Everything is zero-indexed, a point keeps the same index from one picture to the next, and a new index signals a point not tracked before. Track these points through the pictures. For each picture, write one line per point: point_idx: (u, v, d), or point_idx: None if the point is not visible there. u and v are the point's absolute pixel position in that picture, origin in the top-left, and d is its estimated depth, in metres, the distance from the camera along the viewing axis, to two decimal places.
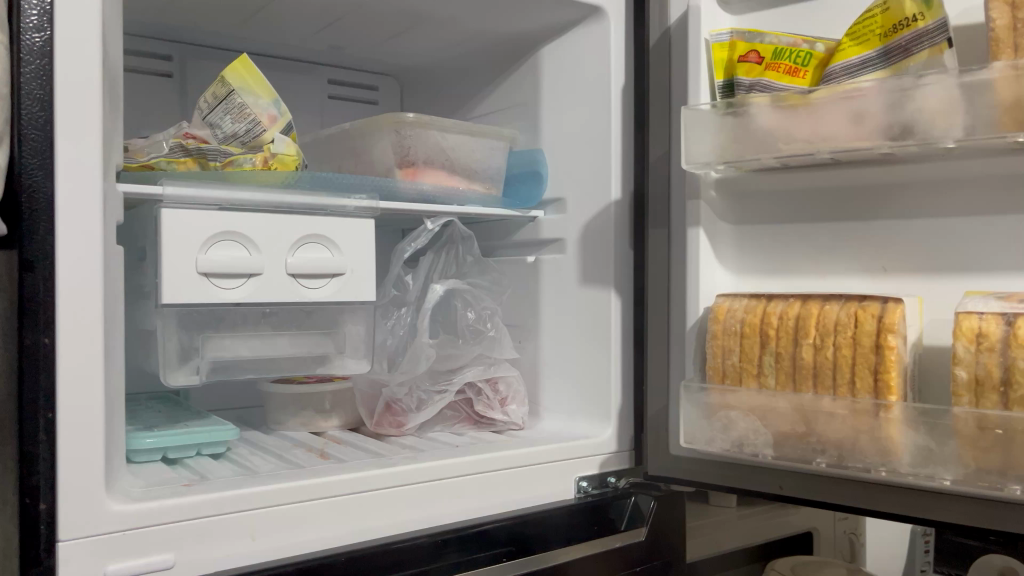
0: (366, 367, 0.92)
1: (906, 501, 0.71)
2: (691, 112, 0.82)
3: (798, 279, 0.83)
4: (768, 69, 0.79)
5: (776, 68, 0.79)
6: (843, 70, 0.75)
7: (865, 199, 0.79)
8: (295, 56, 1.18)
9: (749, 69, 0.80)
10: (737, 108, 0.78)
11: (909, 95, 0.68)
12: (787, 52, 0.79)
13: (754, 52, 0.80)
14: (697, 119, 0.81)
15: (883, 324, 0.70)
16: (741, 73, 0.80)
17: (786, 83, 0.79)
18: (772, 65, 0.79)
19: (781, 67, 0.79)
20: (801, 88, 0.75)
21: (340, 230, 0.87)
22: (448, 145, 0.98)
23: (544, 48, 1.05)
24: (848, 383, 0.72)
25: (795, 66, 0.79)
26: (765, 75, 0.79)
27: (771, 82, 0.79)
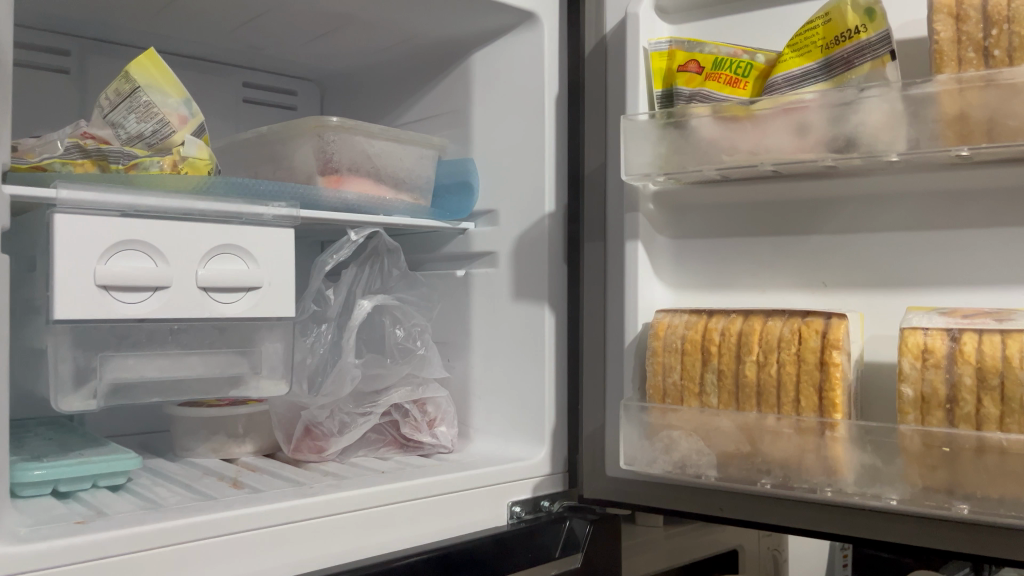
0: (285, 388, 0.85)
1: (850, 521, 0.70)
2: (630, 122, 0.79)
3: (738, 295, 0.81)
4: (710, 80, 0.77)
5: (716, 79, 0.77)
6: (786, 81, 0.73)
7: (805, 213, 0.78)
8: (209, 57, 1.10)
9: (689, 79, 0.78)
10: (678, 119, 0.76)
11: (852, 107, 0.67)
12: (728, 63, 0.77)
13: (695, 61, 0.78)
14: (636, 130, 0.79)
15: (828, 340, 0.69)
16: (682, 83, 0.78)
17: (727, 94, 0.77)
18: (713, 76, 0.77)
19: (721, 78, 0.77)
20: (743, 100, 0.73)
21: (257, 241, 0.81)
22: (374, 152, 0.93)
23: (473, 54, 1.01)
24: (792, 401, 0.70)
25: (737, 77, 0.77)
26: (707, 86, 0.77)
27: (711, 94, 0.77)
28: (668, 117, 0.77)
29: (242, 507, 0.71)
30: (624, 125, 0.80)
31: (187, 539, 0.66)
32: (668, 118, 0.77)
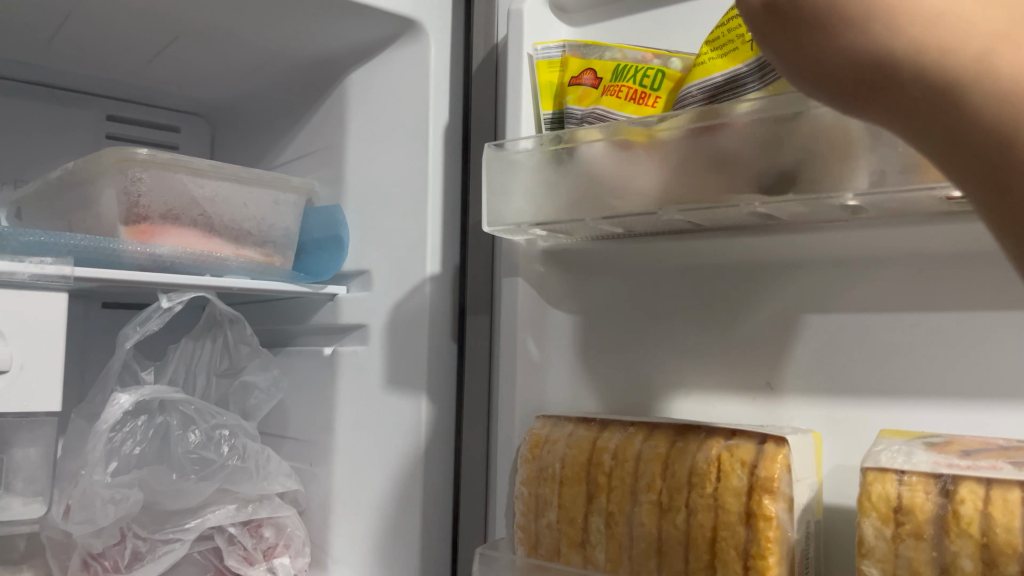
0: (39, 510, 0.63)
1: None
2: (501, 153, 0.56)
3: (651, 396, 0.58)
4: (606, 93, 0.55)
5: (614, 91, 0.54)
6: (703, 91, 0.50)
7: (738, 283, 0.55)
8: (57, 84, 0.93)
9: (581, 95, 0.56)
10: (562, 147, 0.53)
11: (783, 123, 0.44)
12: (631, 70, 0.55)
13: (592, 71, 0.57)
14: (510, 165, 0.56)
15: (757, 480, 0.45)
16: (573, 100, 0.57)
17: (628, 113, 0.54)
18: (611, 88, 0.55)
19: (622, 90, 0.54)
20: (642, 119, 0.49)
21: (1, 307, 0.60)
22: (204, 195, 0.73)
23: (350, 78, 0.81)
24: (706, 570, 0.46)
25: (646, 91, 0.54)
26: (603, 102, 0.55)
27: (607, 111, 0.54)
28: (554, 146, 0.53)
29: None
30: (494, 156, 0.57)
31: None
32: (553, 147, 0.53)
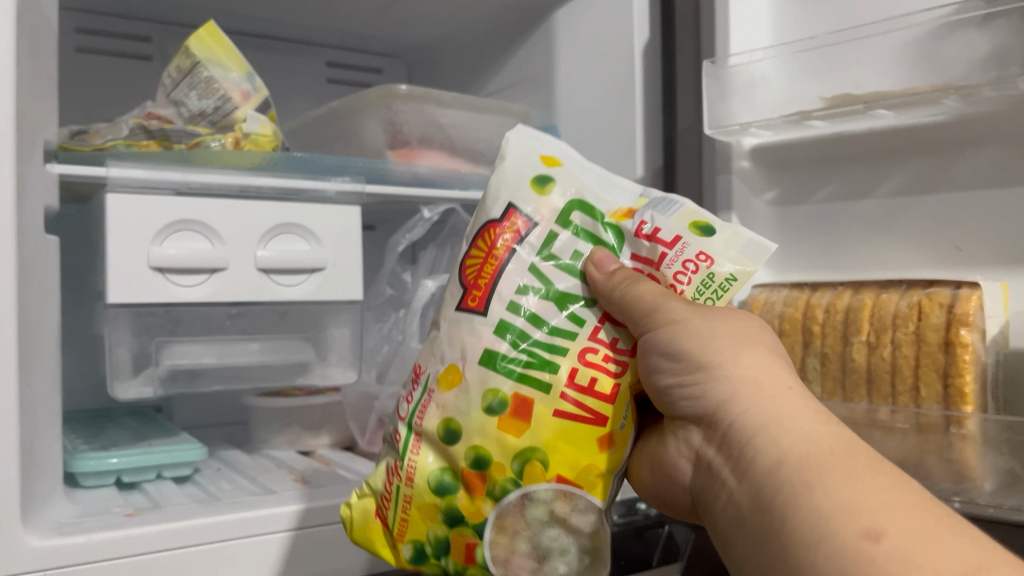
0: (353, 377, 0.81)
1: None
2: (517, 208, 0.50)
3: (853, 263, 0.69)
4: (488, 270, 0.50)
5: (478, 284, 0.50)
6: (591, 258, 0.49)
7: (928, 168, 0.64)
8: (292, 38, 1.08)
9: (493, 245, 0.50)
10: (575, 270, 0.50)
11: (947, 32, 0.58)
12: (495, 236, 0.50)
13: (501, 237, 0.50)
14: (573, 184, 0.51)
15: (954, 315, 0.57)
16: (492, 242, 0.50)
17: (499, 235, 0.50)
18: (460, 278, 0.51)
19: (490, 236, 0.50)
20: (831, 34, 0.64)
21: (319, 219, 0.77)
22: (447, 122, 0.86)
23: (555, 14, 0.93)
24: (911, 391, 0.59)
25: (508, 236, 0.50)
26: (491, 282, 0.49)
27: (497, 283, 0.49)
28: (609, 229, 0.51)
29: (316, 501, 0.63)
30: (534, 156, 0.52)
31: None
32: (590, 237, 0.51)
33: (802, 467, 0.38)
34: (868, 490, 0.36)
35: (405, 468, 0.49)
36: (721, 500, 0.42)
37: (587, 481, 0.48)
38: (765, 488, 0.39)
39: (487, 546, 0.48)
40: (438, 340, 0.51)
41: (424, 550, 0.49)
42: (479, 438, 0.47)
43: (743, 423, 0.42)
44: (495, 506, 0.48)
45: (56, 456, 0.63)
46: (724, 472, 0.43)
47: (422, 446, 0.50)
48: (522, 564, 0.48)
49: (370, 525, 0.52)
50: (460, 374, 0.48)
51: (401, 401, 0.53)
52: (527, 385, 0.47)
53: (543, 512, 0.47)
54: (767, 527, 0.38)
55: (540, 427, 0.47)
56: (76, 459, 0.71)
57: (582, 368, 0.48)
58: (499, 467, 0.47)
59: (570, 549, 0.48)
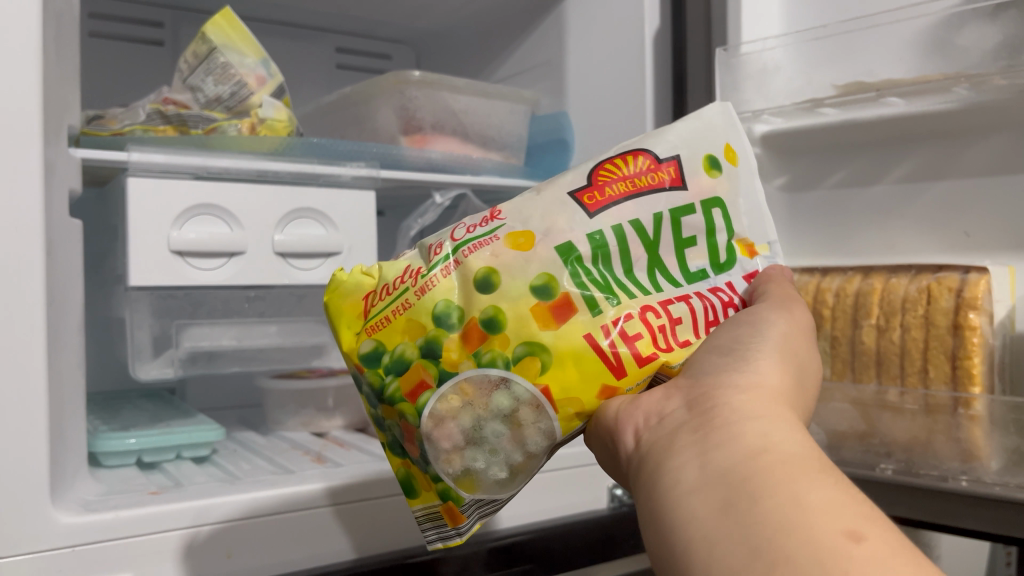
0: None
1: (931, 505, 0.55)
2: (681, 164, 0.45)
3: (862, 249, 0.70)
4: (620, 184, 0.44)
5: (598, 187, 0.44)
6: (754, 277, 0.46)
7: (937, 156, 0.65)
8: (302, 23, 1.08)
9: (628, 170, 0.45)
10: (683, 248, 0.45)
11: (958, 22, 0.59)
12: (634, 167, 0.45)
13: (639, 171, 0.45)
14: (733, 189, 0.46)
15: (963, 300, 0.59)
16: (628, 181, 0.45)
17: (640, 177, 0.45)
18: (592, 165, 0.45)
19: (643, 160, 0.45)
20: (841, 25, 0.64)
21: (335, 204, 0.78)
22: (460, 108, 0.87)
23: (566, 2, 0.94)
24: (920, 372, 0.62)
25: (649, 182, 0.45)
26: (618, 197, 0.44)
27: (618, 204, 0.44)
28: (725, 249, 0.46)
29: (336, 480, 0.65)
30: (721, 140, 0.47)
31: (263, 513, 0.60)
32: (712, 234, 0.45)
33: (792, 460, 0.32)
34: (843, 498, 0.31)
35: (425, 279, 0.42)
36: (664, 470, 0.36)
37: (564, 413, 0.42)
38: (737, 465, 0.33)
39: (437, 397, 0.42)
40: (532, 201, 0.45)
41: (382, 356, 0.43)
42: (510, 305, 0.41)
43: (735, 405, 0.36)
44: (476, 368, 0.41)
45: (81, 436, 0.64)
46: (685, 440, 0.36)
47: (452, 276, 0.43)
48: (452, 434, 0.42)
49: (349, 300, 0.45)
50: (534, 245, 0.43)
51: (459, 225, 0.46)
52: (583, 294, 0.42)
53: (508, 405, 0.41)
54: (722, 499, 0.32)
55: (564, 334, 0.41)
56: (97, 440, 0.72)
57: (636, 319, 0.42)
58: (505, 339, 0.41)
59: (501, 454, 0.42)
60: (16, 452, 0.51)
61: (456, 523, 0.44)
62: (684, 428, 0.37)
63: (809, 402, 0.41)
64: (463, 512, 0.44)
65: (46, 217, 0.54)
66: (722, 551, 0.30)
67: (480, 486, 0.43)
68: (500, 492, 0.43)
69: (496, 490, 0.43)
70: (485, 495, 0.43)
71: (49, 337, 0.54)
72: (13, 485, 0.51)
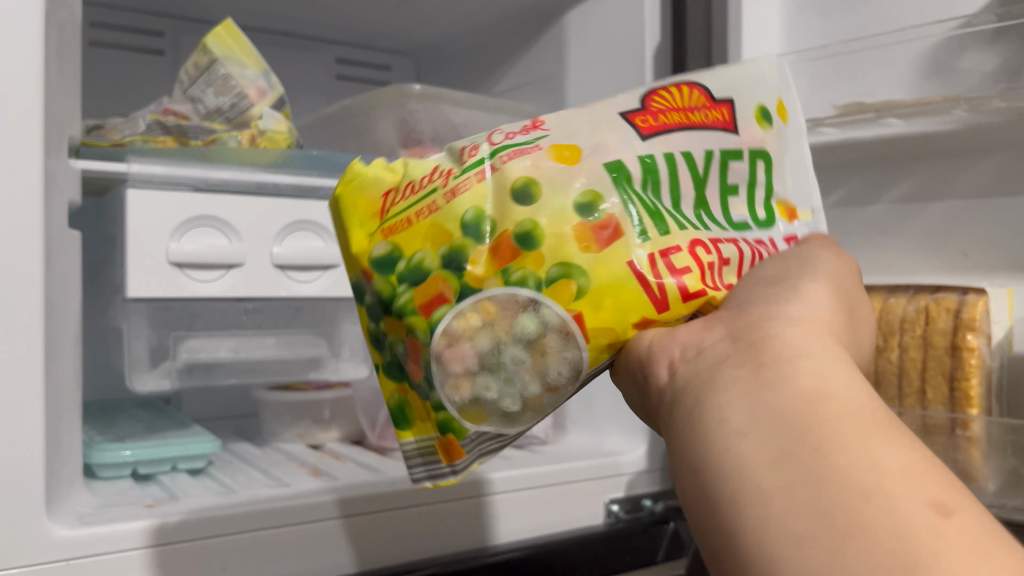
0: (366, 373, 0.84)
1: None
2: (734, 108, 0.43)
3: (860, 268, 0.70)
4: (674, 113, 0.42)
5: (658, 117, 0.42)
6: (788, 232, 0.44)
7: (935, 175, 0.66)
8: (302, 33, 1.08)
9: (697, 106, 0.43)
10: (726, 195, 0.42)
11: (960, 47, 0.60)
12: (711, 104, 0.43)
13: (696, 104, 0.43)
14: (782, 143, 0.45)
15: (962, 320, 0.59)
16: (695, 115, 0.43)
17: (690, 113, 0.43)
18: (641, 95, 0.43)
19: (695, 94, 0.43)
20: (841, 46, 0.65)
21: (336, 218, 0.79)
22: (460, 121, 0.87)
23: (567, 16, 0.94)
24: (918, 393, 0.62)
25: (718, 118, 0.43)
26: (672, 125, 0.42)
27: (669, 133, 0.42)
28: (766, 206, 0.43)
29: (333, 493, 0.64)
30: (774, 93, 0.45)
31: (259, 527, 0.59)
32: (753, 187, 0.43)
33: (854, 413, 0.30)
34: (906, 460, 0.29)
35: (457, 181, 0.39)
36: (702, 406, 0.33)
37: (596, 343, 0.37)
38: (795, 412, 0.30)
39: (454, 313, 0.38)
40: (578, 118, 0.42)
41: (397, 261, 0.39)
42: (549, 219, 0.37)
43: (785, 339, 0.34)
44: (502, 286, 0.37)
45: (76, 449, 0.63)
46: (728, 376, 0.33)
47: (486, 181, 0.38)
48: (467, 355, 0.38)
49: (362, 194, 0.42)
50: (579, 158, 0.39)
51: (497, 131, 0.42)
52: (631, 219, 0.38)
53: (534, 329, 0.37)
54: (781, 450, 0.30)
55: (603, 262, 0.37)
56: (92, 451, 0.72)
57: (684, 252, 0.38)
58: (538, 258, 0.37)
59: (517, 383, 0.38)
60: (13, 466, 0.51)
61: (452, 459, 0.41)
62: (728, 360, 0.34)
63: (853, 334, 0.39)
64: (462, 447, 0.40)
65: (46, 230, 0.54)
66: (789, 508, 0.28)
67: (488, 417, 0.39)
68: (514, 426, 0.39)
69: (501, 423, 0.39)
70: (490, 428, 0.39)
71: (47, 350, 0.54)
72: (10, 500, 0.51)
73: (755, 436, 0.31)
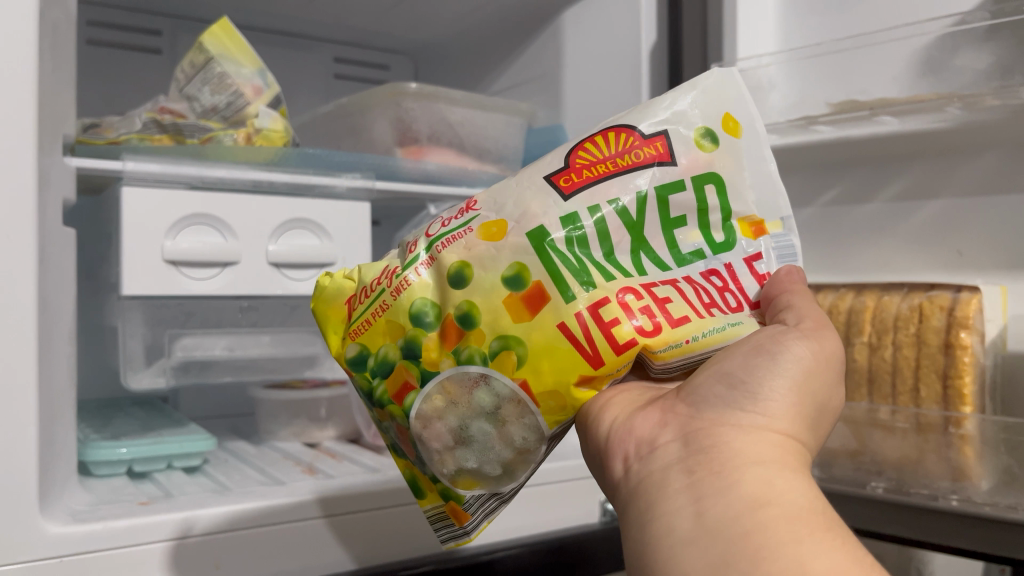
0: None
1: (921, 523, 0.53)
2: (669, 140, 0.42)
3: (856, 265, 0.70)
4: (601, 166, 0.42)
5: (579, 170, 0.42)
6: (748, 247, 0.44)
7: (930, 173, 0.65)
8: (299, 33, 1.08)
9: (623, 154, 0.42)
10: (671, 228, 0.42)
11: (954, 44, 0.60)
12: (637, 148, 0.42)
13: (619, 153, 0.42)
14: (734, 160, 0.43)
15: (955, 318, 0.60)
16: (621, 161, 0.42)
17: (611, 162, 0.42)
18: (567, 151, 0.43)
19: (625, 137, 0.42)
20: (835, 44, 0.65)
21: (332, 216, 0.78)
22: (456, 120, 0.87)
23: (563, 15, 0.94)
24: (912, 391, 0.62)
25: (644, 160, 0.42)
26: (596, 178, 0.42)
27: (594, 186, 0.42)
28: (724, 228, 0.43)
29: (328, 491, 0.64)
30: (720, 110, 0.44)
31: (251, 525, 0.59)
32: (705, 213, 0.43)
33: (793, 515, 0.32)
34: (839, 562, 0.30)
35: (401, 278, 0.42)
36: (655, 511, 0.35)
37: (546, 406, 0.40)
38: (737, 517, 0.32)
39: (422, 397, 0.41)
40: (507, 187, 0.43)
41: (368, 360, 0.42)
42: (484, 299, 0.40)
43: (733, 447, 0.35)
44: (455, 367, 0.40)
45: (71, 446, 0.63)
46: (678, 481, 0.35)
47: (429, 273, 0.42)
48: (441, 433, 0.41)
49: (333, 304, 0.45)
50: (506, 233, 0.41)
51: (437, 221, 0.45)
52: (556, 281, 0.39)
53: (490, 402, 0.40)
54: (719, 556, 0.31)
55: (536, 327, 0.39)
56: (88, 448, 0.72)
57: (613, 303, 0.39)
58: (480, 334, 0.40)
59: (492, 453, 0.41)
60: (6, 465, 0.51)
61: (462, 522, 0.44)
62: (688, 457, 0.36)
63: (819, 431, 0.39)
64: (467, 510, 0.43)
65: (39, 229, 0.54)
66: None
67: (478, 483, 0.42)
68: (503, 487, 0.42)
69: (495, 485, 0.42)
70: (488, 492, 0.43)
71: (41, 348, 0.54)
72: (4, 499, 0.51)
73: (699, 535, 0.32)
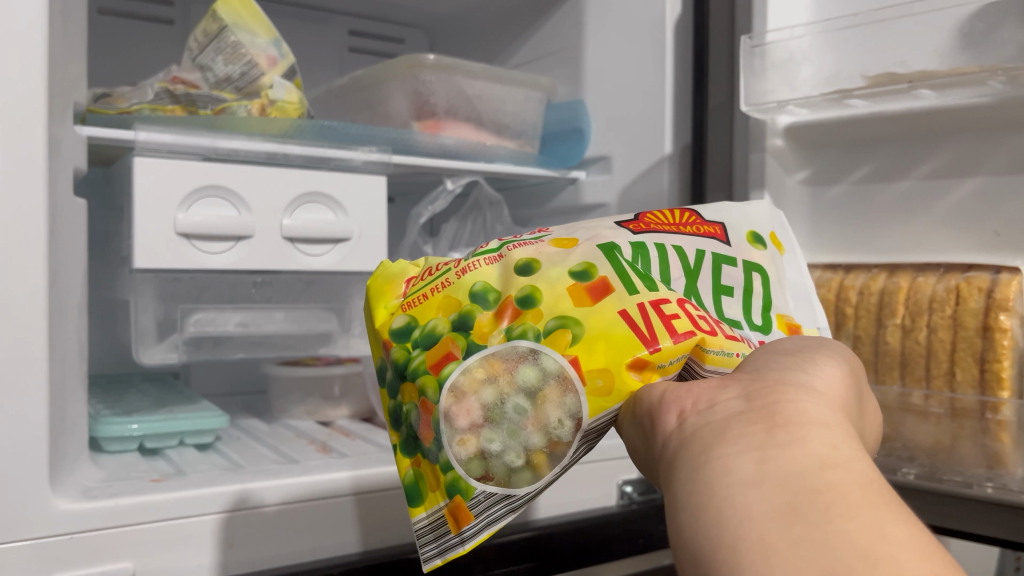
0: None
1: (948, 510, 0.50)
2: (725, 229, 0.46)
3: (885, 246, 0.68)
4: (667, 226, 0.45)
5: (646, 223, 0.44)
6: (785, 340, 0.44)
7: (967, 151, 0.63)
8: (314, 4, 1.06)
9: (686, 225, 0.45)
10: (718, 293, 0.43)
11: (998, 14, 0.57)
12: (700, 227, 0.45)
13: (684, 225, 0.45)
14: (778, 269, 0.46)
15: (994, 300, 0.60)
16: (684, 229, 0.45)
17: (676, 228, 0.45)
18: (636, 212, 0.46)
19: (688, 215, 0.46)
20: (870, 15, 0.62)
21: (349, 191, 0.77)
22: (474, 93, 0.85)
23: None
24: (946, 375, 0.62)
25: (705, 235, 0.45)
26: (660, 230, 0.44)
27: (658, 234, 0.44)
28: (763, 315, 0.43)
29: (346, 469, 0.63)
30: (768, 227, 0.48)
31: (265, 504, 0.58)
32: (749, 294, 0.44)
33: (868, 482, 0.26)
34: (925, 536, 0.25)
35: (469, 262, 0.42)
36: (705, 460, 0.28)
37: (593, 386, 0.37)
38: (805, 471, 0.26)
39: (462, 369, 0.39)
40: (577, 226, 0.44)
41: (413, 331, 0.41)
42: (547, 286, 0.39)
43: (799, 405, 0.29)
44: (504, 342, 0.38)
45: (82, 420, 0.62)
46: (737, 429, 0.29)
47: (495, 266, 0.41)
48: (472, 409, 0.38)
49: (389, 283, 0.44)
50: (576, 245, 0.41)
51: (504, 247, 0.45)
52: (623, 279, 0.39)
53: (534, 379, 0.37)
54: (784, 505, 0.25)
55: (596, 312, 0.38)
56: (99, 424, 0.71)
57: (674, 303, 0.38)
58: (538, 313, 0.39)
59: (520, 437, 0.37)
60: (15, 438, 0.50)
61: (461, 525, 0.38)
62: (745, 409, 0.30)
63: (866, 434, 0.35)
64: (471, 510, 0.38)
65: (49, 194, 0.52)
66: (790, 567, 0.24)
67: (494, 475, 0.38)
68: (518, 488, 0.38)
69: (510, 481, 0.38)
70: (500, 488, 0.38)
71: (51, 320, 0.53)
72: (14, 472, 0.50)
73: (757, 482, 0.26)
